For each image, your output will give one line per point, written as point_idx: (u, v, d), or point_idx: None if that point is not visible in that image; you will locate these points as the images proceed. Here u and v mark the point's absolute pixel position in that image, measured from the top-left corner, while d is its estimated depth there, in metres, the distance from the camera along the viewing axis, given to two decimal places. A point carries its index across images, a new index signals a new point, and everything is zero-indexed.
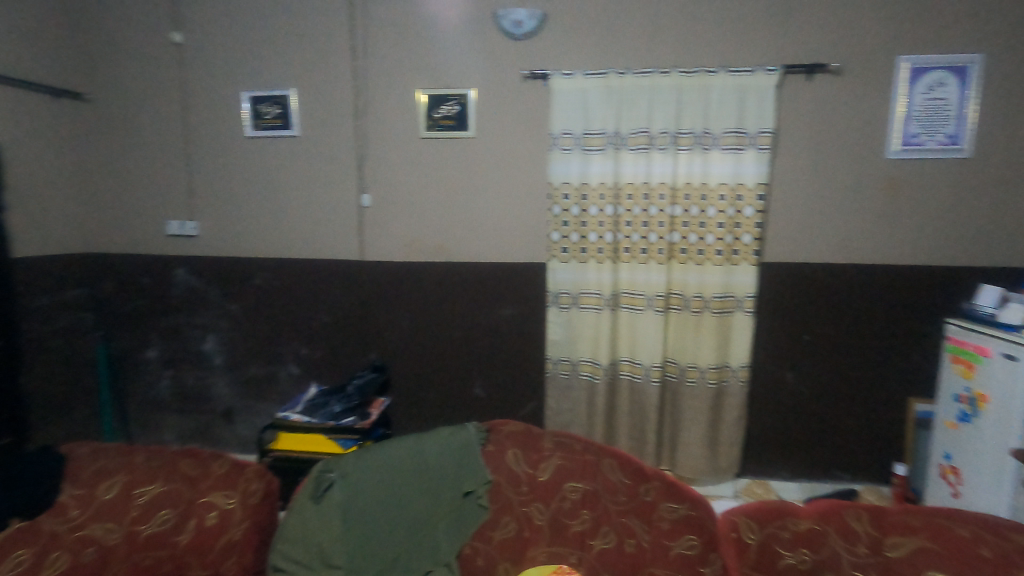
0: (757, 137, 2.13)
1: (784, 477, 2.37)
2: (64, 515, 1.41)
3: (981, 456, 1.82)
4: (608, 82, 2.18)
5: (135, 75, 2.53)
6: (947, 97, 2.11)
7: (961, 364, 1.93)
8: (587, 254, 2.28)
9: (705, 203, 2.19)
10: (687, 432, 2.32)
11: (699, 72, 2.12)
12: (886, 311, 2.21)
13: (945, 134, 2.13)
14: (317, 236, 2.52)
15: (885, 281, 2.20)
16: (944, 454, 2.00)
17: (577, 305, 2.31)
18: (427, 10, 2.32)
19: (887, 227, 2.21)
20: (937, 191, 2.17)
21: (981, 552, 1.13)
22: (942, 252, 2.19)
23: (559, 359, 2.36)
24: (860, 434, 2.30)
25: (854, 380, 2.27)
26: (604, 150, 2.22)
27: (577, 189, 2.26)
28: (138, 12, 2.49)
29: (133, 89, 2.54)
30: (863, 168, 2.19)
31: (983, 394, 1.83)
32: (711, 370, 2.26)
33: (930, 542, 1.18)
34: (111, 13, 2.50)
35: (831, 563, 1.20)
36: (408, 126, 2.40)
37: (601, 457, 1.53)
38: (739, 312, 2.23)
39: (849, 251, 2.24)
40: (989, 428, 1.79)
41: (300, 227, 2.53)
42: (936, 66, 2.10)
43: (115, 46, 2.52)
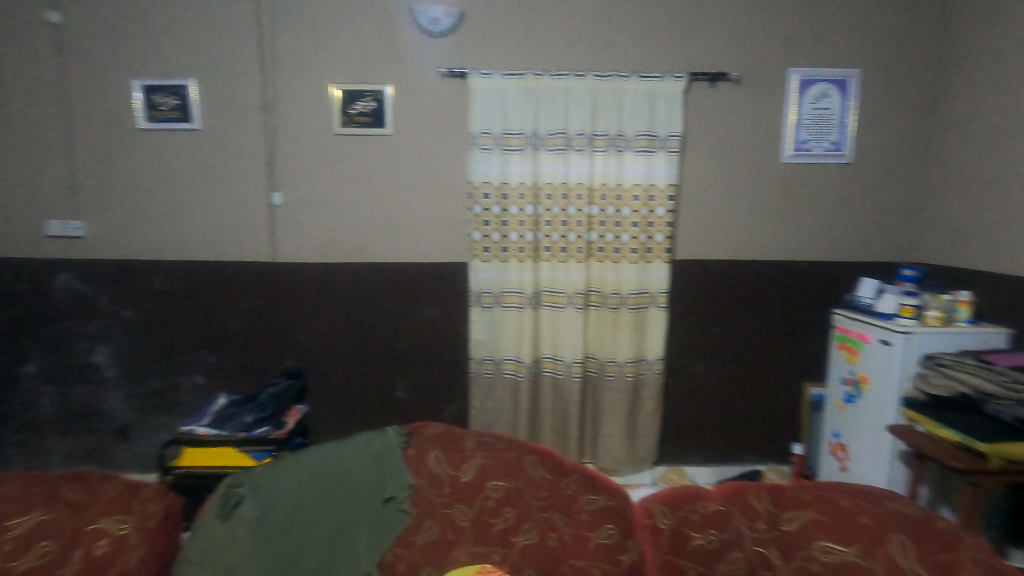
0: (667, 140, 2.24)
1: (698, 463, 2.51)
2: None
3: (863, 432, 2.02)
4: (525, 83, 2.20)
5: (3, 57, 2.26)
6: (830, 107, 2.32)
7: (846, 350, 2.13)
8: (508, 253, 2.30)
9: (620, 202, 2.27)
10: (608, 424, 2.40)
11: (612, 76, 2.19)
12: (783, 303, 2.39)
13: (829, 141, 2.34)
14: (223, 236, 2.37)
15: (782, 275, 2.37)
16: (833, 433, 2.19)
17: (499, 304, 2.32)
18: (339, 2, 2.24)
19: (782, 226, 2.39)
20: (823, 193, 2.38)
21: (862, 520, 1.24)
22: (829, 248, 2.41)
23: (482, 358, 2.36)
24: (763, 418, 2.47)
25: (756, 368, 2.44)
26: (523, 150, 2.24)
27: (497, 188, 2.27)
28: None
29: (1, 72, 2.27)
30: (761, 171, 2.36)
31: (864, 376, 2.02)
32: (629, 364, 2.35)
33: (819, 513, 1.28)
34: None
35: (734, 540, 1.28)
36: (321, 122, 2.31)
37: (523, 454, 1.55)
38: (654, 307, 2.34)
39: (750, 248, 2.40)
40: (870, 406, 1.99)
41: (204, 227, 2.36)
42: (821, 79, 2.30)
43: None
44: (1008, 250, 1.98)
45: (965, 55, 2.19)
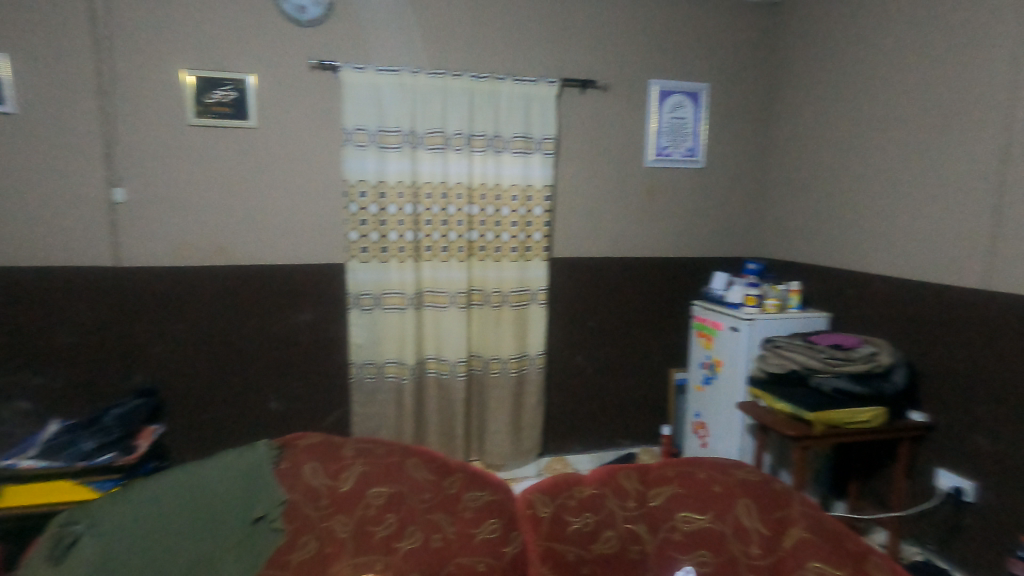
0: (542, 142, 2.33)
1: (579, 451, 2.63)
2: None
3: (718, 410, 2.25)
4: (401, 79, 2.16)
5: None
6: (685, 117, 2.55)
7: (703, 337, 2.36)
8: (388, 253, 2.24)
9: (499, 202, 2.32)
10: (493, 421, 2.43)
11: (488, 77, 2.23)
12: (650, 297, 2.59)
13: (685, 148, 2.57)
14: (50, 237, 2.05)
15: (649, 271, 2.57)
16: (695, 413, 2.42)
17: (380, 306, 2.26)
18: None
19: (648, 225, 2.58)
20: (682, 195, 2.60)
21: (713, 489, 1.39)
22: (688, 245, 2.64)
23: (363, 362, 2.28)
24: (635, 404, 2.66)
25: (629, 358, 2.61)
26: (401, 148, 2.20)
27: (374, 187, 2.20)
28: None
29: None
30: (628, 174, 2.53)
31: (718, 359, 2.25)
32: (512, 360, 2.41)
33: (679, 487, 1.41)
34: None
35: (608, 520, 1.36)
36: (172, 110, 2.09)
37: (405, 457, 1.53)
38: (534, 304, 2.42)
39: (621, 246, 2.56)
40: (723, 386, 2.22)
41: (24, 227, 2.03)
42: (677, 90, 2.52)
43: None
44: (828, 246, 2.31)
45: (792, 77, 2.52)
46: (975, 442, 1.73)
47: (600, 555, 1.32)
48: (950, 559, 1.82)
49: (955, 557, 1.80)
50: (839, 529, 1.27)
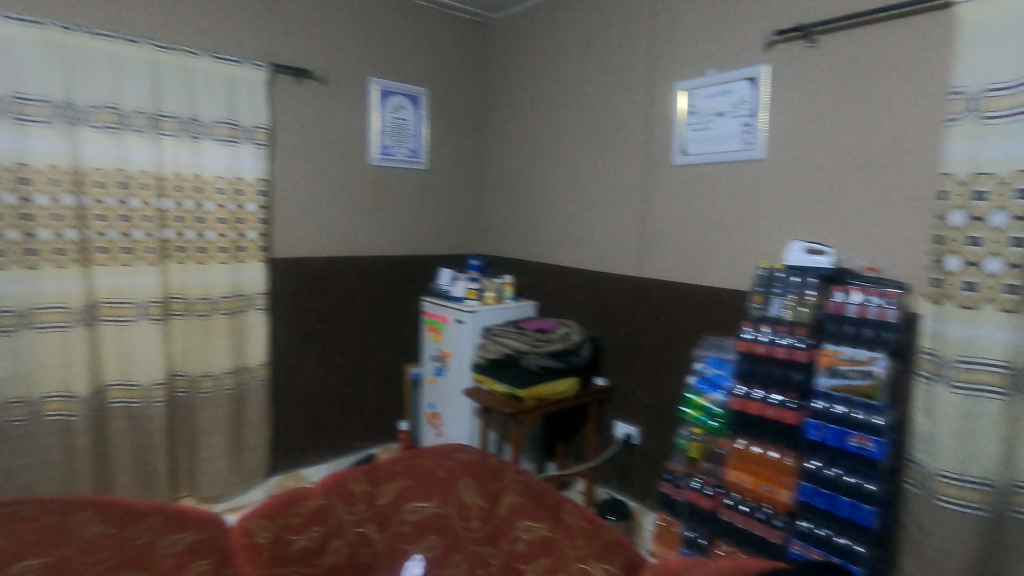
0: (252, 131, 2.12)
1: (314, 462, 2.48)
2: None
3: (449, 399, 2.40)
4: (46, 35, 1.70)
5: None
6: (406, 119, 2.61)
7: (433, 331, 2.48)
8: (37, 257, 1.75)
9: (201, 196, 2.03)
10: (206, 446, 2.13)
11: (177, 50, 1.92)
12: (382, 295, 2.59)
13: (408, 149, 2.64)
14: None
15: (378, 270, 2.57)
16: (429, 405, 2.53)
17: (29, 326, 1.75)
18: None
19: (375, 224, 2.58)
20: (407, 194, 2.67)
21: (437, 475, 1.47)
22: (415, 244, 2.73)
23: (7, 402, 1.74)
24: (372, 405, 2.63)
25: (363, 358, 2.57)
26: (51, 123, 1.73)
27: (8, 171, 1.69)
28: None
29: None
30: (352, 171, 2.48)
31: (447, 351, 2.39)
32: (227, 376, 2.14)
33: (407, 480, 1.45)
34: None
35: (335, 529, 1.30)
36: None
37: (68, 513, 1.19)
38: (252, 310, 2.19)
39: (348, 245, 2.50)
40: (452, 376, 2.37)
41: None
42: (396, 92, 2.57)
43: None
44: (532, 244, 2.67)
45: (499, 93, 2.83)
46: (637, 396, 2.21)
47: (329, 568, 1.26)
48: (626, 491, 2.30)
49: (629, 489, 2.27)
50: (541, 486, 1.47)
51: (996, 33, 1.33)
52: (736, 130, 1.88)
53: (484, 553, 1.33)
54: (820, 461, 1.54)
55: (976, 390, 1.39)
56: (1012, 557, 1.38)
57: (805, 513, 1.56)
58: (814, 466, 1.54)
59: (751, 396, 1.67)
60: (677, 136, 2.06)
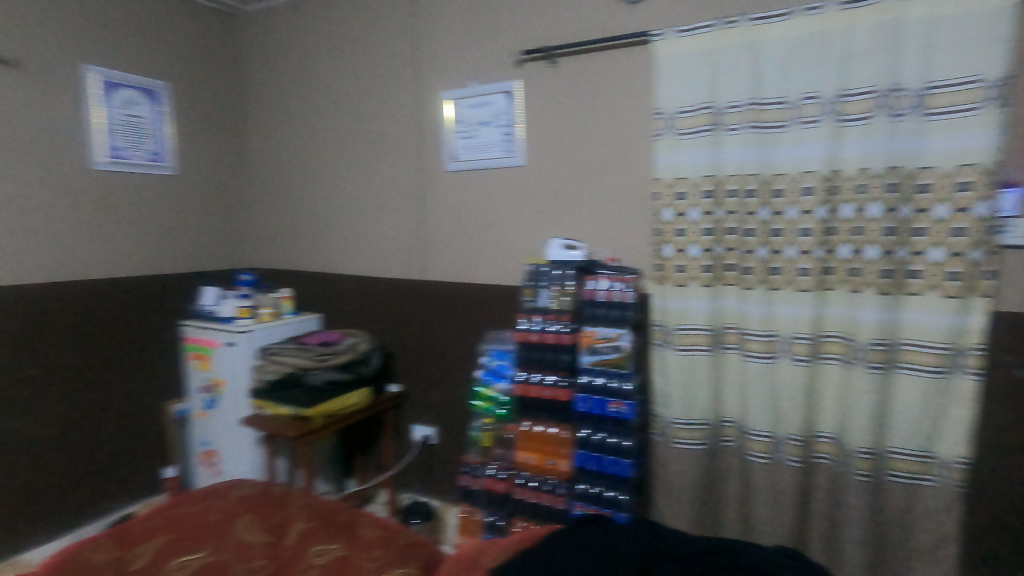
0: None
1: (42, 540, 2.00)
2: None
3: (225, 433, 2.14)
4: None
5: None
6: (144, 117, 2.26)
7: (199, 359, 2.19)
8: None
9: None
10: None
11: None
12: (120, 325, 2.19)
13: (149, 151, 2.29)
14: None
15: (115, 294, 2.17)
16: (202, 442, 2.23)
17: None
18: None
19: (108, 240, 2.19)
20: (152, 206, 2.32)
21: (209, 517, 1.32)
22: (166, 261, 2.39)
23: None
24: (123, 455, 2.23)
25: (107, 402, 2.17)
26: None
27: None
28: None
29: None
30: (68, 179, 2.06)
31: (218, 380, 2.13)
32: None
33: (170, 533, 1.25)
34: None
35: None
36: None
37: None
38: None
39: (65, 269, 2.07)
40: (227, 406, 2.12)
41: None
42: (125, 84, 2.21)
43: None
44: (311, 254, 2.56)
45: (259, 93, 2.62)
46: (431, 397, 2.26)
47: None
48: (428, 493, 2.33)
49: (431, 489, 2.31)
50: (331, 508, 1.43)
51: (682, 64, 1.66)
52: (498, 139, 2.05)
53: None
54: (589, 429, 1.75)
55: (692, 350, 1.73)
56: (724, 478, 1.77)
57: (582, 477, 1.75)
58: (584, 434, 1.75)
59: (530, 380, 1.83)
60: (447, 143, 2.15)
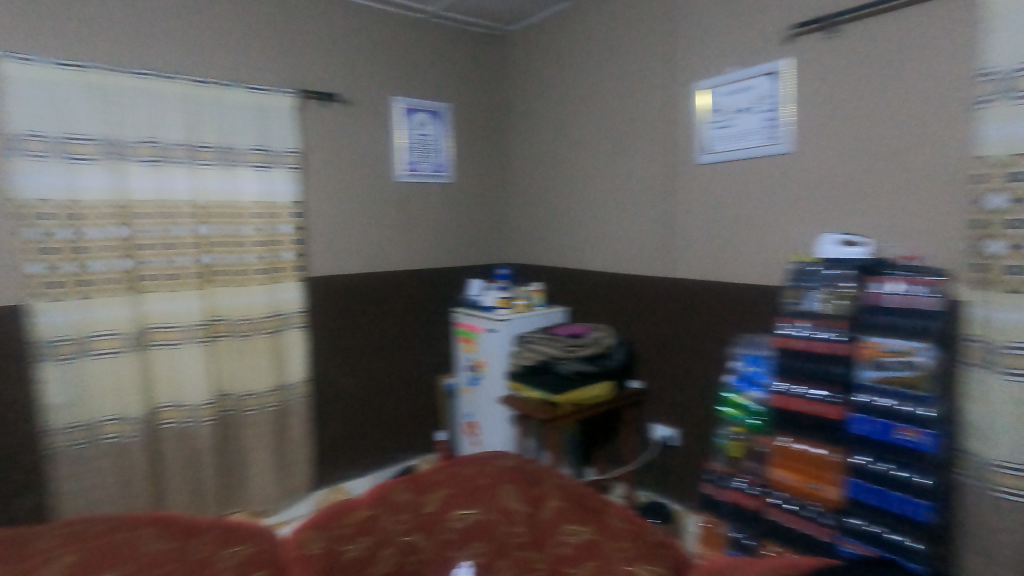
0: (284, 155, 2.23)
1: (355, 474, 2.55)
2: None
3: (485, 409, 2.43)
4: (90, 78, 1.83)
5: None
6: (431, 135, 2.70)
7: (466, 342, 2.51)
8: (91, 289, 1.86)
9: (238, 221, 2.13)
10: (254, 464, 2.22)
11: (211, 83, 2.05)
12: (410, 309, 2.66)
13: (434, 163, 2.72)
14: None
15: (407, 283, 2.65)
16: (466, 414, 2.56)
17: (86, 354, 1.87)
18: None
19: (404, 238, 2.66)
20: (435, 210, 2.76)
21: (480, 481, 1.42)
22: (444, 256, 2.80)
23: (67, 427, 1.86)
24: (409, 416, 2.71)
25: (400, 371, 2.66)
26: (98, 160, 1.85)
27: (63, 208, 1.81)
28: None
29: None
30: (380, 188, 2.57)
31: (481, 361, 2.42)
32: (270, 393, 2.23)
33: (452, 488, 1.40)
34: None
35: (383, 538, 1.26)
36: None
37: (134, 529, 1.19)
38: (290, 329, 2.28)
39: (377, 262, 2.58)
40: (487, 385, 2.39)
41: None
42: (420, 109, 2.65)
43: None
44: (559, 251, 2.72)
45: (519, 104, 2.89)
46: (673, 398, 2.20)
47: None
48: (666, 495, 2.28)
49: (670, 491, 2.25)
50: (585, 491, 1.45)
51: None
52: (760, 126, 1.88)
53: (531, 559, 1.26)
54: (868, 456, 1.48)
55: None
56: None
57: (854, 510, 1.49)
58: (861, 461, 1.49)
59: (791, 392, 1.64)
60: (701, 135, 2.06)
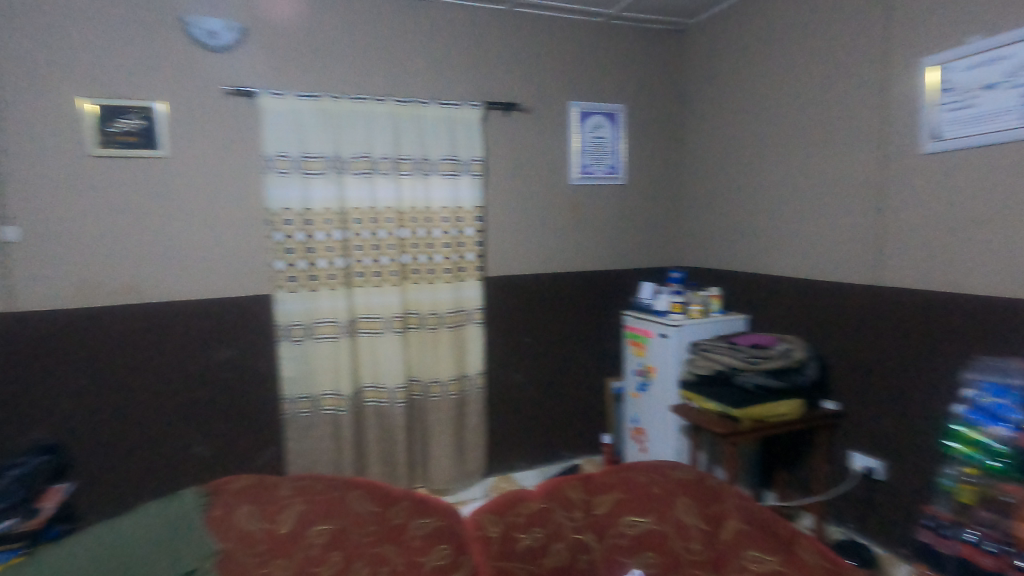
0: (470, 164, 2.41)
1: (523, 466, 2.67)
2: None
3: (654, 416, 2.36)
4: (323, 105, 2.17)
5: None
6: (606, 137, 2.71)
7: (635, 346, 2.46)
8: (317, 282, 2.21)
9: (430, 225, 2.36)
10: (437, 445, 2.43)
11: (412, 102, 2.29)
12: (579, 310, 2.70)
13: (608, 165, 2.72)
14: None
15: (578, 284, 2.69)
16: (633, 419, 2.52)
17: (312, 337, 2.22)
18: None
19: (576, 241, 2.71)
20: (607, 212, 2.76)
21: (653, 491, 1.40)
22: (614, 259, 2.80)
23: (296, 397, 2.23)
24: (576, 415, 2.75)
25: (568, 370, 2.71)
26: (326, 173, 2.20)
27: (299, 215, 2.18)
28: None
29: None
30: (555, 192, 2.64)
31: (650, 366, 2.36)
32: (452, 382, 2.43)
33: (621, 493, 1.40)
34: None
35: (556, 533, 1.31)
36: (70, 140, 1.98)
37: (348, 492, 1.43)
38: (471, 324, 2.46)
39: (550, 263, 2.66)
40: (657, 391, 2.32)
41: None
42: (595, 112, 2.68)
43: None
44: (741, 254, 2.53)
45: (699, 100, 2.75)
46: (878, 424, 1.92)
47: (551, 569, 1.25)
48: (866, 535, 1.98)
49: (872, 531, 1.96)
50: (769, 514, 1.33)
51: None
52: (1014, 103, 1.54)
53: None
54: None
55: None
56: None
57: None
58: None
59: None
60: (928, 119, 1.76)
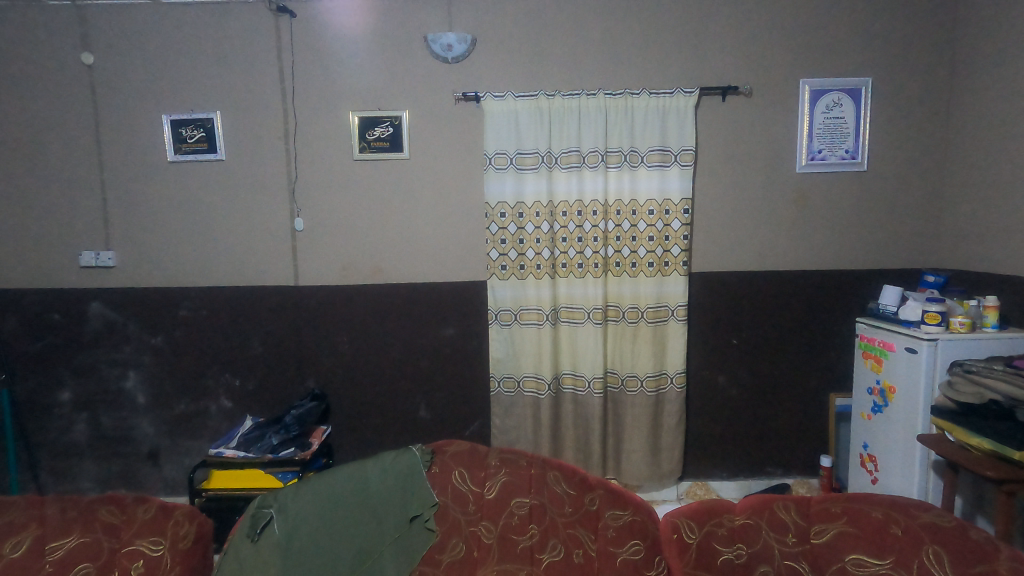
0: (681, 154, 2.30)
1: (723, 476, 2.51)
2: (16, 537, 1.35)
3: (892, 443, 2.00)
4: (538, 103, 2.28)
5: (55, 100, 2.42)
6: (844, 116, 2.36)
7: (872, 359, 2.11)
8: (525, 271, 2.36)
9: (635, 217, 2.34)
10: (631, 440, 2.42)
11: (623, 94, 2.27)
12: (799, 314, 2.42)
13: (845, 150, 2.37)
14: (260, 264, 2.48)
15: (799, 284, 2.40)
16: (862, 444, 2.17)
17: (518, 322, 2.38)
18: (342, 21, 2.37)
19: (799, 236, 2.42)
20: (840, 203, 2.40)
21: (893, 531, 1.17)
22: (848, 257, 2.43)
23: (502, 377, 2.41)
24: (788, 430, 2.47)
25: (781, 380, 2.45)
26: (538, 168, 2.32)
27: (513, 208, 2.34)
28: (54, 40, 2.39)
29: (51, 113, 2.42)
30: (776, 181, 2.39)
31: (890, 385, 2.00)
32: (650, 379, 2.37)
33: (849, 526, 1.20)
34: (37, 40, 2.39)
35: (764, 555, 1.19)
36: (342, 148, 2.42)
37: (546, 470, 1.47)
38: (673, 320, 2.37)
39: (765, 260, 2.42)
40: (898, 416, 1.96)
41: (241, 256, 2.47)
42: (832, 88, 2.34)
43: (36, 69, 2.41)
44: None
45: (977, 63, 2.22)
46: None
47: None
48: None
49: None
50: None
51: None
52: None
53: None
54: None
55: None
56: None
57: None
58: None
59: None
60: None
